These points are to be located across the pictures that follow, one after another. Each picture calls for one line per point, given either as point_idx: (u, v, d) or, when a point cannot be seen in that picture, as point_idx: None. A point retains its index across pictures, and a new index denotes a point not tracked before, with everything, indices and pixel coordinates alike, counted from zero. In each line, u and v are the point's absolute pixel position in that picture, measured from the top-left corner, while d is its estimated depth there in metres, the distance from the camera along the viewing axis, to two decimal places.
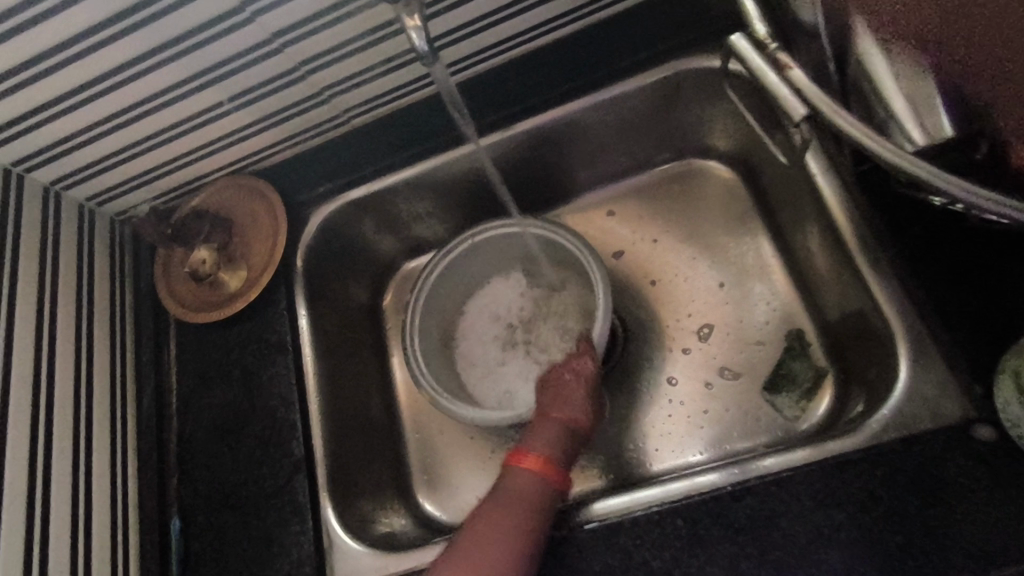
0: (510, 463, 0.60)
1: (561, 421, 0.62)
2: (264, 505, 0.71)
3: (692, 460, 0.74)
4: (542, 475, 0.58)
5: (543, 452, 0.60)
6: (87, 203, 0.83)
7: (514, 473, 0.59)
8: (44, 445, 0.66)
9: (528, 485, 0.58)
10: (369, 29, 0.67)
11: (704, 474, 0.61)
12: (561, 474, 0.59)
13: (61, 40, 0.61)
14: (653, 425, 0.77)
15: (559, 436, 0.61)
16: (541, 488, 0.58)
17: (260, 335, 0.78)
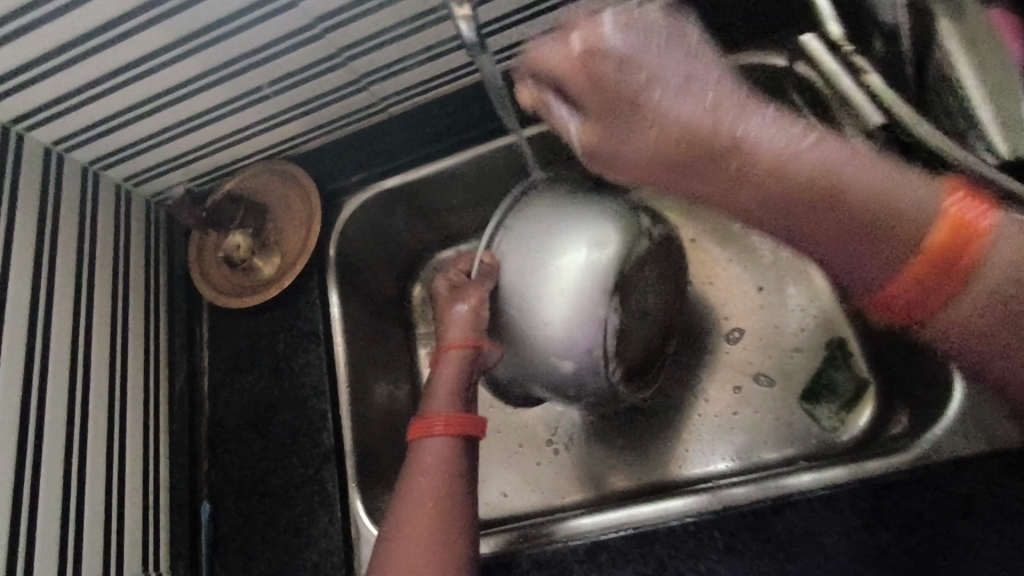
0: (418, 437, 0.61)
1: (450, 359, 0.66)
2: (293, 495, 0.71)
3: (721, 467, 0.73)
4: (446, 437, 0.60)
5: (442, 414, 0.62)
6: (124, 184, 0.83)
7: (424, 444, 0.60)
8: (80, 426, 0.67)
9: (444, 440, 0.60)
10: (412, 16, 0.66)
11: (741, 489, 0.60)
12: (462, 423, 0.61)
13: (105, 22, 0.61)
14: (687, 430, 0.75)
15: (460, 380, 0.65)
16: (450, 444, 0.60)
17: (293, 323, 0.78)
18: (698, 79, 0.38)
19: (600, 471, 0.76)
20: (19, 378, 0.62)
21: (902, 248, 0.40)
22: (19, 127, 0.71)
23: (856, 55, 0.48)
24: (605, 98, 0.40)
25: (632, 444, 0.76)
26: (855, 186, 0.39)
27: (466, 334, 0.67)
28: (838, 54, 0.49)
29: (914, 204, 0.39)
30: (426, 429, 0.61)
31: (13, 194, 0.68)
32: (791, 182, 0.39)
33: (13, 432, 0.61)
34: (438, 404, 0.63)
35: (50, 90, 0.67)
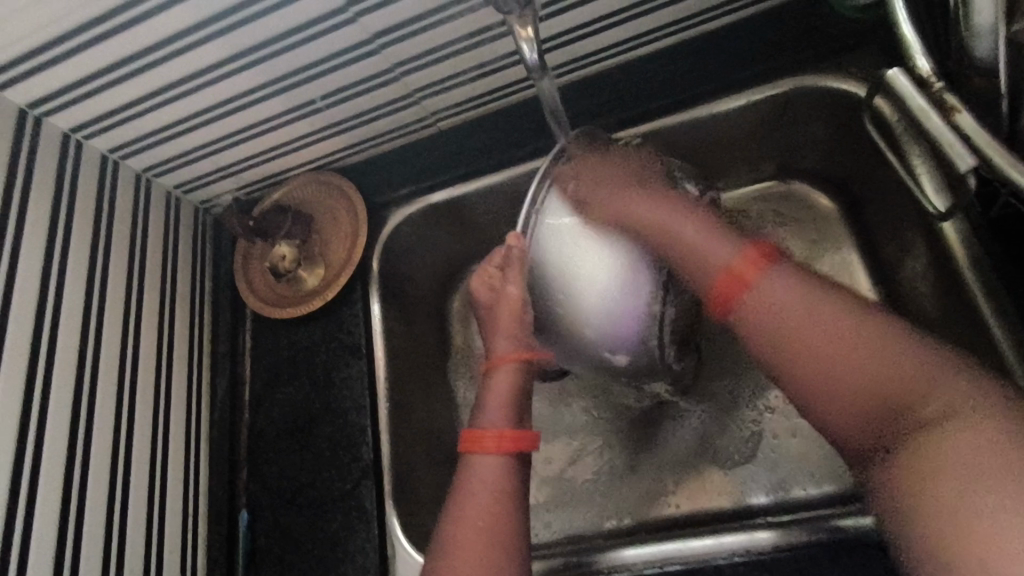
0: (468, 453, 0.56)
1: (505, 360, 0.60)
2: (331, 509, 0.71)
3: (756, 501, 0.70)
4: (503, 454, 0.55)
5: (496, 427, 0.56)
6: (175, 190, 0.84)
7: (475, 462, 0.55)
8: (125, 432, 0.68)
9: (500, 455, 0.55)
10: (468, 34, 0.66)
11: (798, 529, 0.58)
12: (519, 440, 0.56)
13: (165, 37, 0.61)
14: (729, 454, 0.72)
15: (515, 382, 0.59)
16: (506, 463, 0.55)
17: (335, 335, 0.78)
18: (641, 181, 0.61)
19: (637, 495, 0.74)
20: (70, 384, 0.64)
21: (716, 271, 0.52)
22: (77, 136, 0.72)
23: (948, 94, 0.45)
24: (593, 175, 0.62)
25: (669, 465, 0.74)
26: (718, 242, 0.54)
27: (514, 334, 0.61)
28: (927, 91, 0.46)
29: (730, 251, 0.52)
30: (479, 447, 0.55)
31: (71, 202, 0.69)
32: (679, 251, 0.56)
33: (63, 436, 0.62)
34: (488, 413, 0.57)
35: (110, 100, 0.68)
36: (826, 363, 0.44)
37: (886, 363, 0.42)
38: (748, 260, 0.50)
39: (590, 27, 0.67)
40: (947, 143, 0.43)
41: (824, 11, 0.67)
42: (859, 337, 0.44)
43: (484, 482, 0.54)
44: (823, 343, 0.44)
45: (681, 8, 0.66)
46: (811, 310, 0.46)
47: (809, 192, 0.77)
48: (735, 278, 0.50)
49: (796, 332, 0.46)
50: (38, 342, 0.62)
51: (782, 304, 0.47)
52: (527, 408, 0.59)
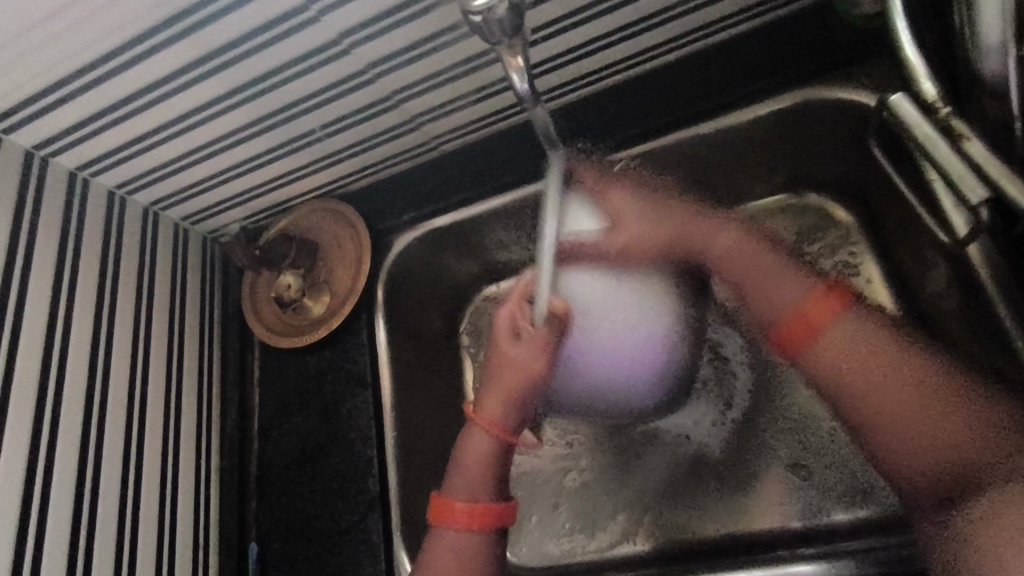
0: (438, 519, 0.56)
1: (491, 432, 0.57)
2: (339, 541, 0.71)
3: (773, 528, 0.66)
4: (471, 531, 0.55)
5: (471, 502, 0.56)
6: (182, 222, 0.85)
7: (443, 531, 0.55)
8: (135, 466, 0.69)
9: (468, 530, 0.55)
10: (463, 59, 0.64)
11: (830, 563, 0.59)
12: (490, 522, 0.55)
13: (163, 75, 0.62)
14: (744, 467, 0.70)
15: (496, 456, 0.57)
16: (472, 539, 0.55)
17: (341, 364, 0.78)
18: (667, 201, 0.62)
19: (652, 520, 0.71)
20: (78, 421, 0.64)
21: (779, 310, 0.49)
22: (85, 173, 0.73)
23: (955, 119, 0.44)
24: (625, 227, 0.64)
25: (680, 478, 0.72)
26: (785, 266, 0.52)
27: (509, 401, 0.57)
28: (933, 118, 0.45)
29: (795, 284, 0.50)
30: (449, 516, 0.55)
31: (78, 240, 0.70)
32: (732, 266, 0.54)
33: (72, 474, 0.62)
34: (463, 482, 0.57)
35: (113, 138, 0.69)
36: (889, 408, 0.42)
37: (945, 412, 0.41)
38: (817, 299, 0.48)
39: (584, 49, 0.66)
40: (957, 176, 0.42)
41: (834, 20, 0.64)
42: (932, 398, 0.41)
43: (456, 555, 0.54)
44: (887, 397, 0.42)
45: (676, 26, 0.65)
46: (893, 369, 0.43)
47: (823, 203, 0.74)
48: (800, 319, 0.47)
49: (857, 370, 0.44)
50: (45, 380, 0.62)
51: (856, 334, 0.45)
52: (506, 482, 0.58)
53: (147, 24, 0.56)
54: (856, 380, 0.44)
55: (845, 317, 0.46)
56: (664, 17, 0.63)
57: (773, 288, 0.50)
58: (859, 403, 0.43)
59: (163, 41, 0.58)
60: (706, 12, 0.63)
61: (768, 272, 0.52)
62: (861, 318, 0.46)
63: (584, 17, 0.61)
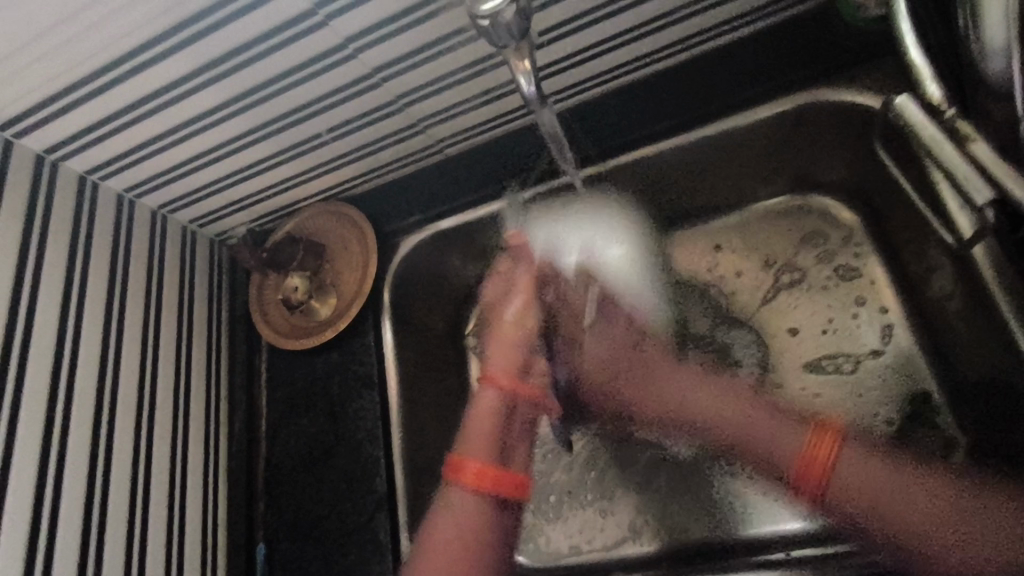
0: (448, 480, 0.60)
1: (498, 389, 0.65)
2: (346, 542, 0.72)
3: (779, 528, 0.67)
4: (477, 493, 0.58)
5: (478, 466, 0.59)
6: (190, 225, 0.86)
7: (453, 490, 0.59)
8: (145, 467, 0.69)
9: (474, 490, 0.59)
10: (470, 63, 0.65)
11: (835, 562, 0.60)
12: (500, 485, 0.59)
13: (173, 80, 0.62)
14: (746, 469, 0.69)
15: (502, 415, 0.64)
16: (479, 501, 0.59)
17: (348, 366, 0.79)
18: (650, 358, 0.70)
19: (657, 521, 0.72)
20: (89, 424, 0.65)
21: (785, 456, 0.54)
22: (94, 177, 0.74)
23: (961, 120, 0.44)
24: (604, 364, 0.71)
25: (684, 479, 0.72)
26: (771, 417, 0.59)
27: (505, 353, 0.67)
28: (939, 119, 0.45)
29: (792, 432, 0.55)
30: (456, 477, 0.59)
31: (88, 242, 0.71)
32: (769, 433, 0.57)
33: (82, 475, 0.63)
34: (472, 443, 0.61)
35: (123, 142, 0.69)
36: (901, 526, 0.48)
37: (973, 515, 0.45)
38: (817, 440, 0.52)
39: (589, 52, 0.66)
40: (961, 177, 0.43)
41: (836, 23, 0.65)
42: (955, 513, 0.46)
43: (464, 515, 0.58)
44: (909, 508, 0.48)
45: (679, 29, 0.65)
46: (889, 481, 0.49)
47: (827, 204, 0.75)
48: (814, 454, 0.51)
49: (869, 506, 0.49)
50: (56, 383, 0.63)
51: (864, 474, 0.50)
52: (512, 444, 0.63)
53: (157, 30, 0.56)
54: (865, 509, 0.49)
55: (847, 461, 0.51)
56: (668, 20, 0.63)
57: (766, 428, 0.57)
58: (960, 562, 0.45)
59: (172, 47, 0.58)
60: (709, 15, 0.64)
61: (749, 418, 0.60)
62: (851, 455, 0.51)
63: (588, 21, 0.62)
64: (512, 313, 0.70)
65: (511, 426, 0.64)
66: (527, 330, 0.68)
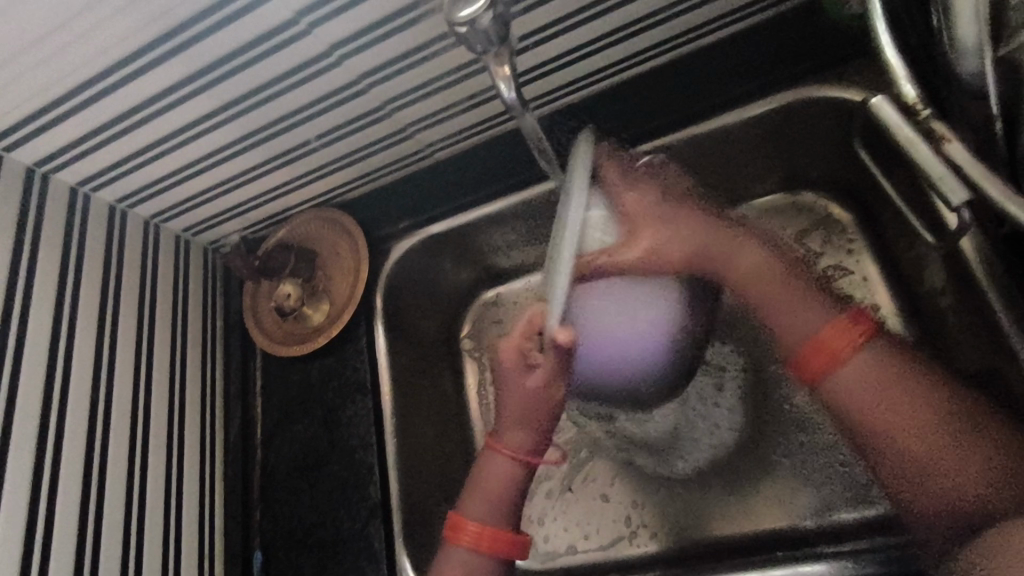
0: (447, 536, 0.57)
1: (510, 457, 0.59)
2: (341, 548, 0.72)
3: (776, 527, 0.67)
4: (483, 551, 0.56)
5: (483, 525, 0.57)
6: (183, 234, 0.86)
7: (452, 548, 0.56)
8: (140, 477, 0.70)
9: (476, 549, 0.56)
10: (455, 67, 0.65)
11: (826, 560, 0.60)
12: (504, 548, 0.56)
13: (159, 92, 0.62)
14: (749, 472, 0.70)
15: (514, 481, 0.59)
16: (481, 560, 0.56)
17: (341, 372, 0.79)
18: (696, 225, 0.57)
19: (656, 523, 0.72)
20: (83, 435, 0.65)
21: (797, 335, 0.50)
22: (85, 189, 0.74)
23: (936, 121, 0.44)
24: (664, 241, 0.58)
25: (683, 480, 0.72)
26: (810, 291, 0.52)
27: (527, 428, 0.60)
28: (914, 120, 0.45)
29: (817, 311, 0.51)
30: (458, 534, 0.57)
31: (80, 254, 0.71)
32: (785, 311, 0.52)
33: (77, 487, 0.63)
34: (473, 504, 0.58)
35: (113, 154, 0.70)
36: (876, 424, 0.46)
37: (956, 444, 0.44)
38: (839, 327, 0.49)
39: (573, 55, 0.66)
40: (937, 178, 0.43)
41: (823, 20, 0.64)
42: (944, 437, 0.44)
43: (465, 573, 0.55)
44: (901, 421, 0.45)
45: (663, 30, 0.65)
46: (890, 386, 0.46)
47: (817, 202, 0.74)
48: (822, 348, 0.48)
49: (864, 398, 0.47)
50: (50, 395, 0.63)
51: (867, 371, 0.47)
52: (518, 511, 0.59)
53: (140, 42, 0.56)
54: (862, 402, 0.47)
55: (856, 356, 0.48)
56: (652, 21, 0.63)
57: (795, 299, 0.52)
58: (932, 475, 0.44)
59: (157, 59, 0.59)
60: (692, 15, 0.63)
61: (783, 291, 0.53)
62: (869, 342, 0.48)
63: (570, 24, 0.62)
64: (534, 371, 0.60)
65: (519, 494, 0.59)
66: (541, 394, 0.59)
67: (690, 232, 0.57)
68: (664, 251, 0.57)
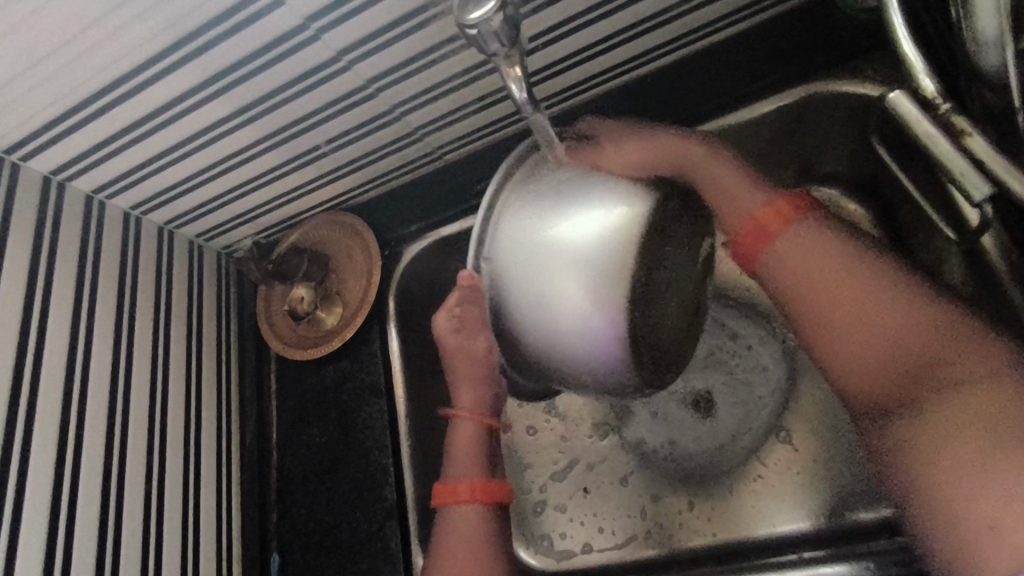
0: (442, 501, 0.64)
1: (473, 421, 0.66)
2: (357, 551, 0.72)
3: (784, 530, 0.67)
4: (478, 501, 0.64)
5: (471, 482, 0.64)
6: (197, 239, 0.87)
7: (452, 506, 0.64)
8: (158, 481, 0.70)
9: (472, 502, 0.63)
10: (464, 69, 0.65)
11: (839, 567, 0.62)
12: (495, 493, 0.64)
13: (171, 99, 0.63)
14: (761, 466, 0.70)
15: (481, 436, 0.66)
16: (480, 509, 0.64)
17: (355, 375, 0.79)
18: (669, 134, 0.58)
19: (673, 521, 0.72)
20: (102, 441, 0.66)
21: (747, 219, 0.52)
22: (100, 196, 0.75)
23: (955, 115, 0.43)
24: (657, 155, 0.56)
25: (695, 475, 0.72)
26: (758, 192, 0.54)
27: (475, 388, 0.66)
28: (933, 115, 0.44)
29: (761, 198, 0.53)
30: (453, 496, 0.63)
31: (96, 261, 0.72)
32: (720, 204, 0.55)
33: (97, 492, 0.64)
34: (458, 464, 0.65)
35: (126, 161, 0.70)
36: (843, 315, 0.46)
37: (919, 341, 0.44)
38: (782, 212, 0.51)
39: (583, 54, 0.66)
40: (959, 174, 0.42)
41: (838, 16, 0.63)
42: (900, 322, 0.44)
43: (468, 522, 0.63)
44: (837, 299, 0.47)
45: (672, 28, 0.64)
46: (846, 280, 0.47)
47: (832, 197, 0.73)
48: (763, 229, 0.51)
49: (823, 294, 0.47)
50: (69, 402, 0.64)
51: (815, 249, 0.49)
52: (495, 458, 0.67)
53: (154, 50, 0.57)
54: (830, 298, 0.47)
55: (812, 228, 0.50)
56: (663, 18, 0.63)
57: (743, 190, 0.54)
58: (897, 365, 0.44)
59: (171, 66, 0.59)
60: (701, 13, 0.63)
61: (745, 183, 0.54)
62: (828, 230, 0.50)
63: (580, 23, 0.61)
64: (462, 342, 0.65)
65: (491, 444, 0.67)
66: (485, 361, 0.65)
67: (656, 131, 0.58)
68: (652, 157, 0.56)
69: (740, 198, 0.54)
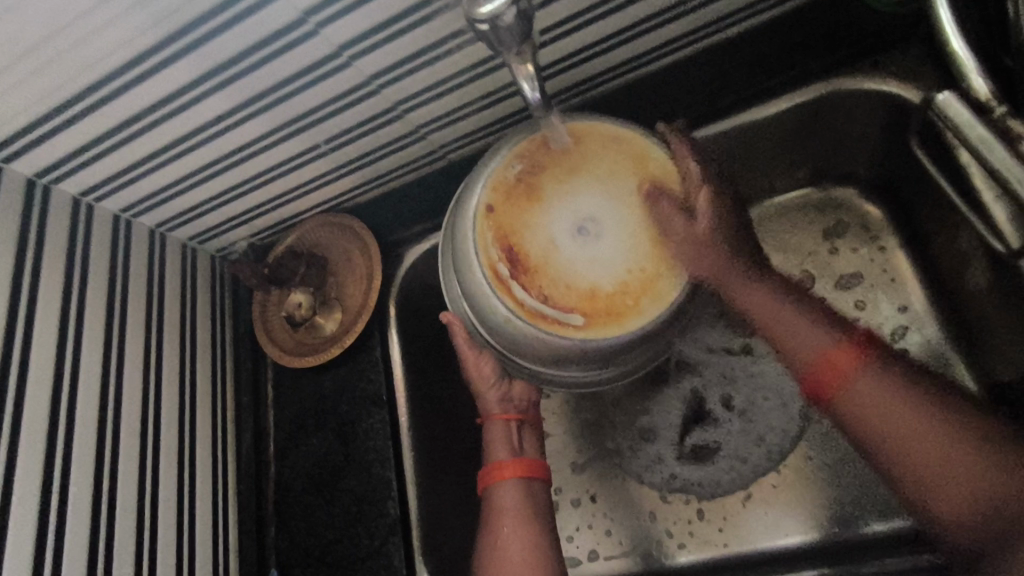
0: (486, 486, 0.65)
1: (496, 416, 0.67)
2: (359, 567, 0.70)
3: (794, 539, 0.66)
4: (520, 481, 0.64)
5: (509, 464, 0.65)
6: (189, 242, 0.84)
7: (497, 489, 0.64)
8: (152, 495, 0.68)
9: (514, 483, 0.64)
10: (470, 65, 0.62)
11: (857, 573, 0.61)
12: (534, 472, 0.65)
13: (161, 98, 0.60)
14: (775, 474, 0.68)
15: (509, 426, 0.67)
16: (522, 488, 0.64)
17: (356, 383, 0.77)
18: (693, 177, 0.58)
19: (683, 531, 0.70)
20: (93, 455, 0.63)
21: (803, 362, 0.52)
22: (87, 199, 0.72)
23: (1013, 120, 0.42)
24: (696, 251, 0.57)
25: (706, 483, 0.70)
26: (816, 324, 0.53)
27: (486, 391, 0.67)
28: (988, 119, 0.43)
29: (816, 336, 0.53)
30: (494, 480, 0.64)
31: (84, 266, 0.69)
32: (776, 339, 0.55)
33: (88, 509, 0.61)
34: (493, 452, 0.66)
35: (115, 162, 0.67)
36: (935, 464, 0.45)
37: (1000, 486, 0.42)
38: (835, 351, 0.51)
39: (593, 50, 0.63)
40: (1015, 180, 0.39)
41: (857, 7, 0.61)
42: (980, 466, 0.43)
43: (513, 503, 0.63)
44: (908, 441, 0.46)
45: (688, 22, 0.61)
46: (907, 410, 0.47)
47: (847, 197, 0.72)
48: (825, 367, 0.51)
49: (898, 442, 0.47)
50: (57, 415, 0.61)
51: (877, 394, 0.48)
52: (526, 441, 0.68)
53: (142, 45, 0.54)
54: (911, 453, 0.46)
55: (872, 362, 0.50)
56: (678, 10, 0.59)
57: (803, 322, 0.54)
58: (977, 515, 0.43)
59: (158, 63, 0.56)
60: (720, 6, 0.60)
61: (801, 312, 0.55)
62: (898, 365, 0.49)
63: (593, 16, 0.58)
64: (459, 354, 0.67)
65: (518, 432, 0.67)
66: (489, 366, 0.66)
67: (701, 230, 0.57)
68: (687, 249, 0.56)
69: (795, 323, 0.54)
